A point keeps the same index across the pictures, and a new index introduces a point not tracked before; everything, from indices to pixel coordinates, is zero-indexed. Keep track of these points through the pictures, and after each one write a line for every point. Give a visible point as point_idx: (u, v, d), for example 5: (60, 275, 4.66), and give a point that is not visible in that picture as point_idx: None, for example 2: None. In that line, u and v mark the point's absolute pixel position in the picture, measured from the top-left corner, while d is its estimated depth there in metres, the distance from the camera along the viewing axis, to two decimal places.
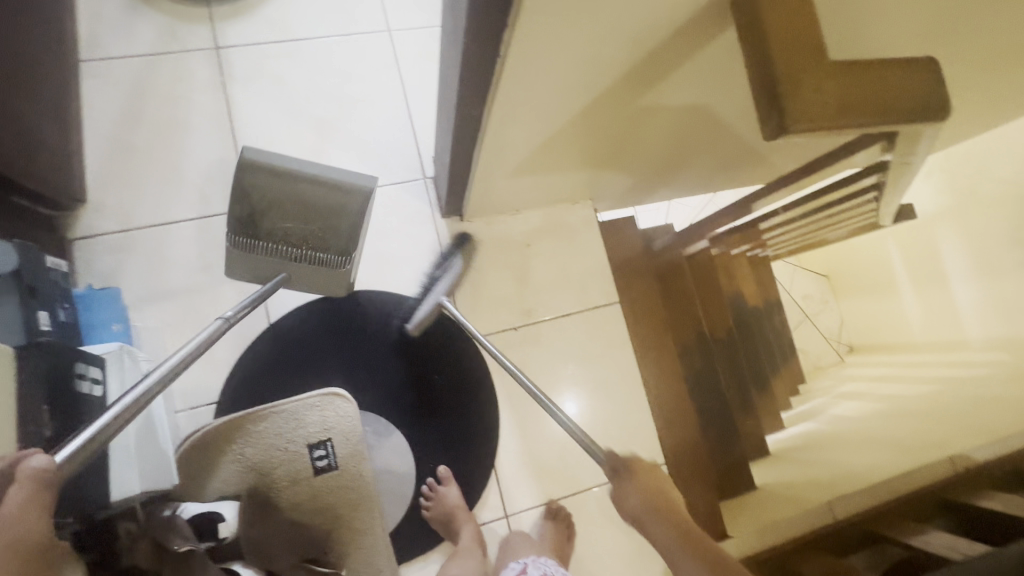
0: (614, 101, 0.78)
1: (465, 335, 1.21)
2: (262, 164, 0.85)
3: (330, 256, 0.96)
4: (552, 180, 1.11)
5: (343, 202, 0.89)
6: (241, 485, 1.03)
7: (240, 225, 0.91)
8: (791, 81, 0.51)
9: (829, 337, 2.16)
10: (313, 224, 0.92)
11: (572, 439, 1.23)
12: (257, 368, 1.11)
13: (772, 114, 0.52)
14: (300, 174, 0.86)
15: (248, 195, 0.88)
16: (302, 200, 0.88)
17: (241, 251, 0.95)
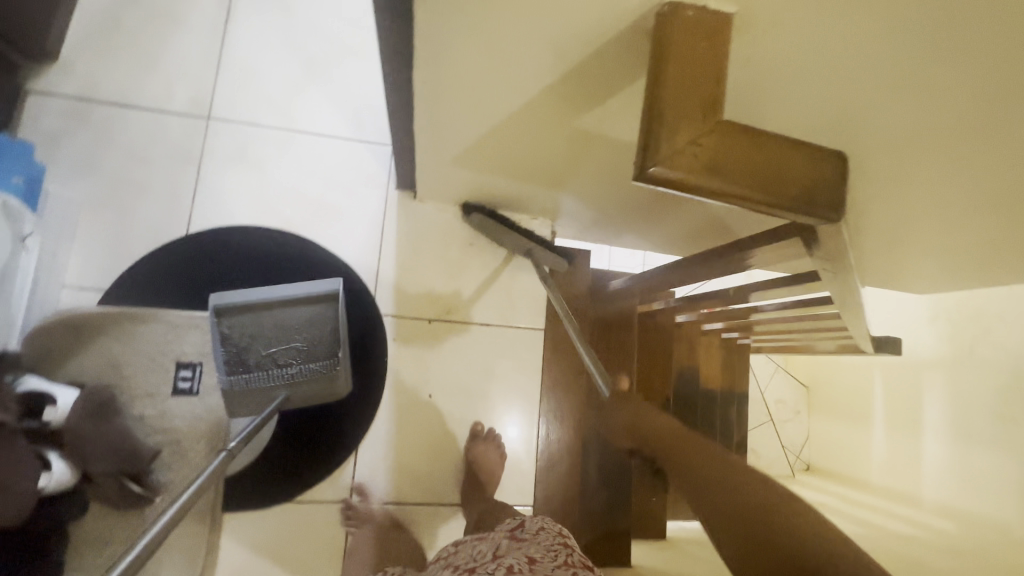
0: (548, 108, 0.74)
1: (376, 311, 1.18)
2: (235, 306, 0.95)
3: (322, 362, 1.02)
4: (502, 182, 1.07)
5: (317, 310, 0.98)
6: (94, 378, 1.01)
7: (229, 363, 0.98)
8: (672, 125, 0.47)
9: (789, 449, 1.86)
10: (298, 337, 0.99)
11: (445, 448, 1.18)
12: (158, 269, 1.09)
13: (642, 153, 0.48)
14: (270, 301, 0.95)
15: (228, 339, 0.97)
16: (280, 321, 0.97)
17: (238, 390, 1.00)
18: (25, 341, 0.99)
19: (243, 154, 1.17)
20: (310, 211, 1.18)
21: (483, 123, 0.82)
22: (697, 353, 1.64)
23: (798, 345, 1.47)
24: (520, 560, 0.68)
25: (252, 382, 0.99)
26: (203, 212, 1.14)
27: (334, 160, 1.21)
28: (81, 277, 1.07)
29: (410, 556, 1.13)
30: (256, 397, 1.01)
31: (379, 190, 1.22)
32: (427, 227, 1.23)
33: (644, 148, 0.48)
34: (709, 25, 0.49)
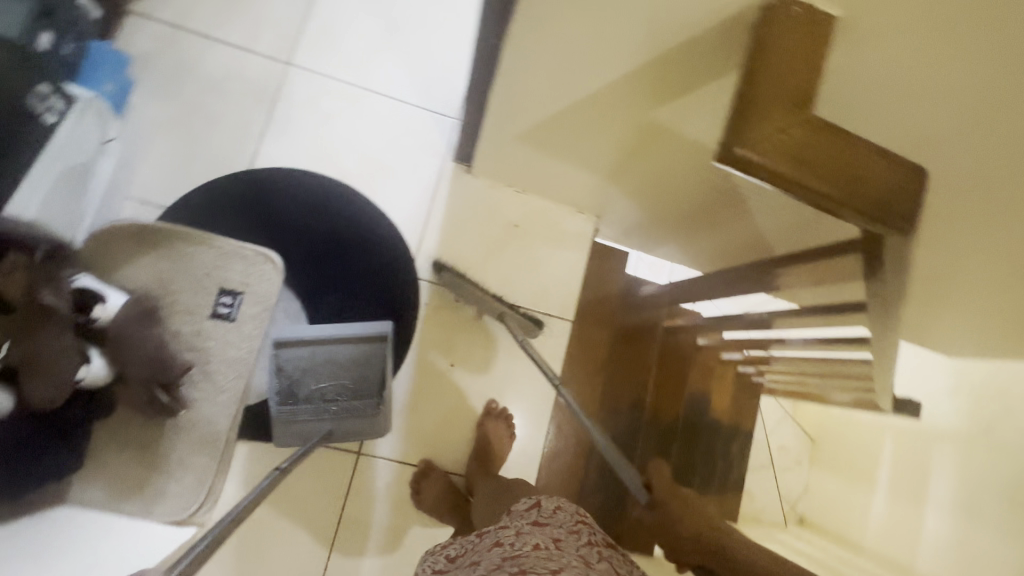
0: (626, 94, 0.76)
1: (413, 274, 1.21)
2: (292, 340, 0.99)
3: (368, 405, 1.01)
4: (557, 168, 1.09)
5: (368, 352, 0.99)
6: (143, 287, 1.06)
7: (280, 397, 0.99)
8: (764, 112, 0.49)
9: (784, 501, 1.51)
10: (346, 377, 0.99)
11: (456, 418, 1.20)
12: (218, 197, 1.14)
13: (730, 135, 0.50)
14: (325, 339, 0.98)
15: (280, 371, 0.99)
16: (332, 359, 0.98)
17: (282, 422, 1.01)
18: (85, 241, 1.03)
19: (313, 102, 1.21)
20: (367, 167, 1.22)
21: (557, 102, 0.84)
22: (716, 383, 1.40)
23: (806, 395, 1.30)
24: (544, 539, 0.71)
25: (296, 416, 0.99)
26: (267, 151, 1.18)
27: (398, 123, 1.24)
28: (146, 192, 1.12)
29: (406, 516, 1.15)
30: (299, 432, 1.02)
31: (435, 159, 1.25)
32: (475, 202, 1.26)
33: (733, 130, 0.50)
34: (814, 24, 0.50)
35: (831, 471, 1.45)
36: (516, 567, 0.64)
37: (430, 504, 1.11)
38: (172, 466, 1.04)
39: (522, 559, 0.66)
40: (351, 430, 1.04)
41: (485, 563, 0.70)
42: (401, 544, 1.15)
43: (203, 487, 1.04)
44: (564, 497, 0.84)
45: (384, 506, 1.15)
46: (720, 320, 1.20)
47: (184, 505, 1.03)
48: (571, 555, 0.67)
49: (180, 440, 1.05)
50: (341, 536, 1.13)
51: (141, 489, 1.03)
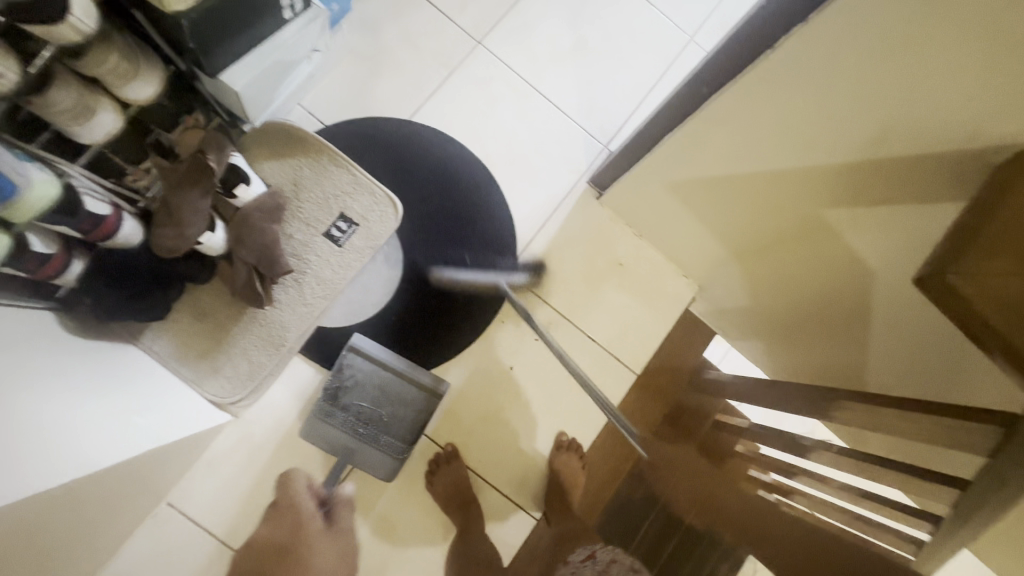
0: (809, 182, 0.76)
1: (510, 270, 1.22)
2: (362, 353, 1.10)
3: (392, 441, 1.09)
4: (689, 226, 1.09)
5: (416, 396, 1.10)
6: (278, 185, 1.12)
7: (325, 393, 1.08)
8: (983, 250, 0.48)
9: None
10: (387, 409, 1.09)
11: (493, 420, 1.19)
12: (372, 134, 1.21)
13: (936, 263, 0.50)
14: (390, 366, 1.10)
15: (339, 374, 1.09)
16: (385, 387, 1.10)
17: (314, 419, 1.08)
18: (252, 127, 1.12)
19: (486, 84, 1.27)
20: (509, 159, 1.26)
21: (734, 166, 0.85)
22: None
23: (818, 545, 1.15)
24: None
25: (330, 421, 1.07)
26: (428, 109, 1.24)
27: (552, 130, 1.28)
28: (315, 105, 1.20)
29: (413, 490, 1.14)
30: (322, 437, 1.08)
31: (572, 175, 1.28)
32: (592, 228, 1.27)
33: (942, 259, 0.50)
34: None
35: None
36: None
37: (438, 491, 1.12)
38: (234, 351, 1.08)
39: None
40: (356, 460, 1.09)
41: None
42: (398, 515, 1.13)
43: (251, 382, 1.08)
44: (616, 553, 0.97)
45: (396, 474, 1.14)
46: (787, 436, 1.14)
47: (229, 391, 1.07)
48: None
49: (250, 332, 1.09)
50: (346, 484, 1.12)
51: (200, 359, 1.07)
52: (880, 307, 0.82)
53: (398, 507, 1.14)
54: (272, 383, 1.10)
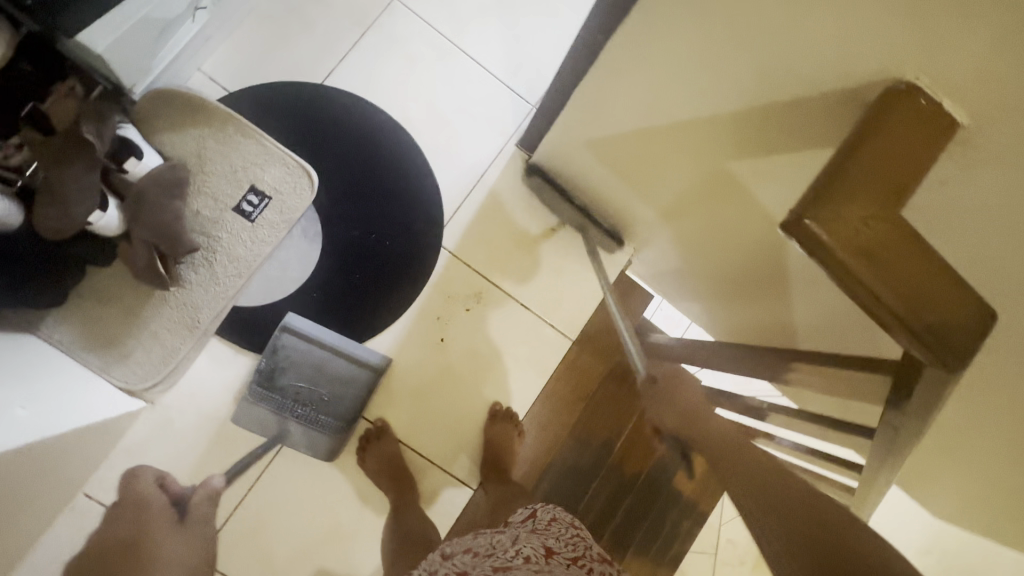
0: (708, 132, 0.72)
1: (437, 239, 1.18)
2: (296, 331, 1.07)
3: (328, 420, 1.09)
4: (613, 186, 1.05)
5: (354, 373, 1.10)
6: (180, 158, 1.06)
7: (259, 375, 1.06)
8: (846, 189, 0.46)
9: None
10: (324, 388, 1.09)
11: (427, 394, 1.17)
12: (282, 100, 1.14)
13: (806, 198, 0.46)
14: (326, 344, 1.09)
15: (271, 354, 1.07)
16: (321, 365, 1.08)
17: (249, 401, 1.07)
18: (145, 96, 1.04)
19: (404, 43, 1.20)
20: (432, 123, 1.20)
21: (638, 120, 0.81)
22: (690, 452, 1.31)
23: None
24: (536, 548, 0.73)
25: (265, 402, 1.06)
26: (343, 72, 1.17)
27: (476, 90, 1.22)
28: (217, 71, 1.12)
29: (346, 468, 1.12)
30: (259, 419, 1.07)
31: (499, 138, 1.23)
32: (522, 193, 1.22)
33: (806, 198, 0.46)
34: (937, 120, 0.47)
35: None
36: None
37: (370, 467, 1.10)
38: (145, 335, 1.04)
39: (514, 571, 0.67)
40: (292, 440, 1.08)
41: (477, 571, 0.71)
42: (331, 494, 1.11)
43: (165, 367, 1.04)
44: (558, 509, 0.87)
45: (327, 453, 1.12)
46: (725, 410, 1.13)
47: (142, 377, 1.03)
48: (558, 568, 0.68)
49: (160, 314, 1.04)
50: (275, 465, 1.09)
51: (109, 346, 1.03)
52: (792, 259, 0.81)
53: (331, 486, 1.11)
54: (189, 366, 1.06)
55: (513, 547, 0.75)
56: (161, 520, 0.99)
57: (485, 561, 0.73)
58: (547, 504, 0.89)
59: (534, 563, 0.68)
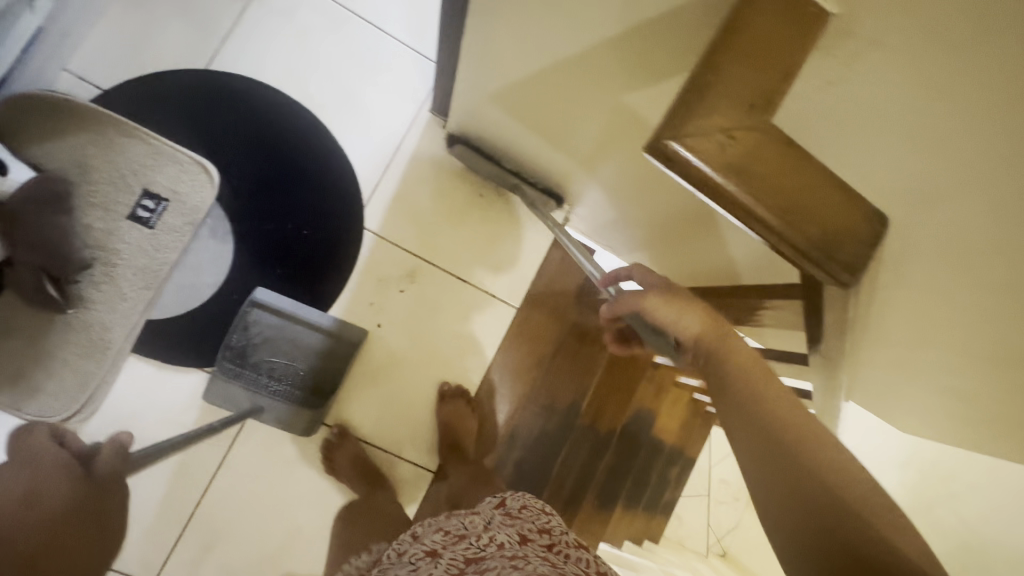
0: (596, 65, 0.67)
1: (360, 220, 1.12)
2: (269, 305, 1.03)
3: (306, 395, 1.05)
4: (531, 142, 0.99)
5: (333, 345, 1.07)
6: (59, 170, 0.97)
7: (230, 353, 1.02)
8: (704, 118, 0.42)
9: None
10: (300, 363, 1.05)
11: (372, 383, 1.13)
12: (163, 92, 1.04)
13: (666, 129, 0.42)
14: (301, 317, 1.04)
15: (242, 331, 1.02)
16: (295, 340, 1.04)
17: (221, 378, 1.02)
18: (5, 105, 0.94)
19: (292, 14, 1.11)
20: (336, 97, 1.12)
21: (528, 64, 0.75)
22: (666, 403, 1.32)
23: None
24: (510, 537, 0.65)
25: (237, 379, 1.02)
26: (228, 53, 1.08)
27: (379, 57, 1.14)
28: (87, 68, 1.02)
29: (297, 470, 1.08)
30: (232, 395, 1.03)
31: (411, 105, 1.15)
32: (443, 161, 1.16)
33: (664, 132, 0.42)
34: (800, 14, 0.44)
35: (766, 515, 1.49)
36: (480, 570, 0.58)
37: (342, 474, 1.06)
38: (53, 364, 0.97)
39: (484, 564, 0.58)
40: (266, 416, 1.05)
41: (447, 558, 0.64)
42: (286, 499, 1.08)
43: (82, 394, 0.97)
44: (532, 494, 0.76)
45: (273, 458, 1.08)
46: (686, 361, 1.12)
47: (57, 408, 0.96)
48: (534, 555, 0.60)
49: (67, 340, 0.98)
50: (221, 478, 1.05)
51: (16, 381, 0.96)
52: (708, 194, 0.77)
53: (284, 490, 1.08)
54: (109, 391, 1.00)
55: (487, 534, 0.67)
56: (59, 473, 0.83)
57: (456, 545, 0.66)
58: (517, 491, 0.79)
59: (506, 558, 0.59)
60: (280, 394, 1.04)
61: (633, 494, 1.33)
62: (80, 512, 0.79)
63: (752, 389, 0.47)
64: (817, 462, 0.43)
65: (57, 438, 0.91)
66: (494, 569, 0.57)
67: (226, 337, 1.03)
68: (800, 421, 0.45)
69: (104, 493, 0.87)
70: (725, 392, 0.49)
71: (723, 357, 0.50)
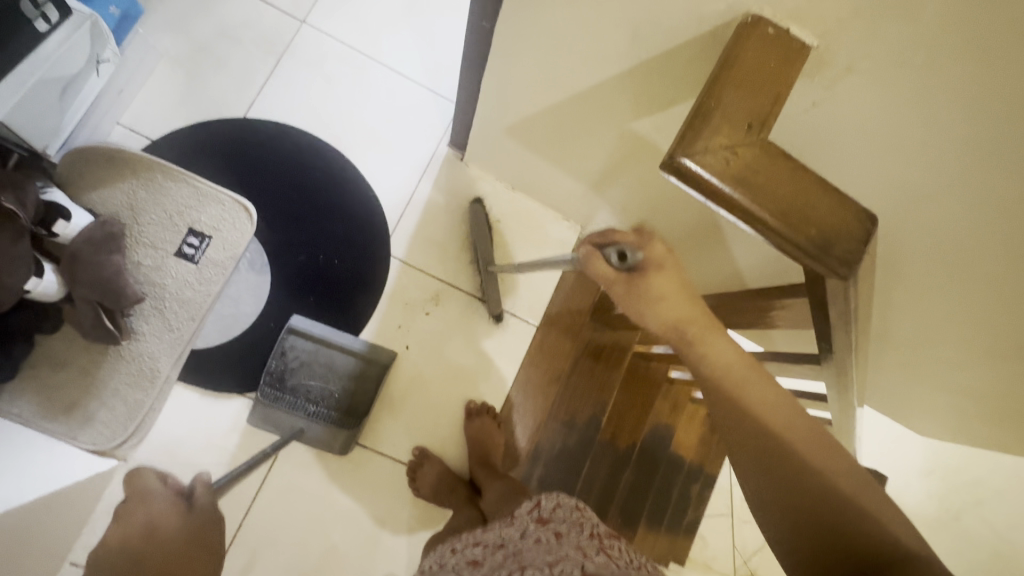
0: (606, 98, 0.75)
1: (387, 249, 1.19)
2: (305, 331, 1.09)
3: (340, 417, 1.10)
4: (547, 171, 1.07)
5: (364, 367, 1.12)
6: (111, 214, 1.06)
7: (269, 377, 1.07)
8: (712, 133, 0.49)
9: (739, 550, 1.56)
10: (334, 386, 1.10)
11: (401, 403, 1.18)
12: (206, 139, 1.14)
13: (682, 137, 0.49)
14: (333, 343, 1.10)
15: (281, 356, 1.08)
16: (329, 364, 1.10)
17: (261, 402, 1.07)
18: (65, 157, 1.04)
19: (320, 64, 1.21)
20: (362, 137, 1.21)
21: (542, 100, 0.83)
22: (684, 418, 1.36)
23: None
24: (547, 533, 0.67)
25: (276, 404, 1.07)
26: (264, 102, 1.18)
27: (400, 98, 1.24)
28: (136, 121, 1.12)
29: (334, 492, 1.12)
30: (271, 419, 1.08)
31: (431, 141, 1.24)
32: (462, 191, 1.24)
33: (681, 142, 0.49)
34: (787, 47, 0.51)
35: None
36: (517, 561, 0.61)
37: (424, 489, 1.11)
38: (105, 395, 1.03)
39: (524, 555, 0.61)
40: (303, 438, 1.09)
41: (490, 560, 0.65)
42: (322, 521, 1.11)
43: (131, 422, 1.03)
44: (563, 494, 0.78)
45: (308, 479, 1.12)
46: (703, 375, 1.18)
47: (109, 436, 1.02)
48: (571, 546, 0.62)
49: (118, 370, 1.04)
50: (260, 500, 1.09)
51: (71, 411, 1.02)
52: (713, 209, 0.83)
53: (321, 512, 1.11)
54: (156, 418, 1.05)
55: (523, 533, 0.69)
56: (172, 516, 0.95)
57: (498, 552, 0.67)
58: (550, 492, 0.78)
59: (544, 549, 0.62)
60: (317, 417, 1.09)
61: (658, 511, 1.35)
62: (191, 541, 0.93)
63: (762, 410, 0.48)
64: (823, 481, 0.46)
65: (164, 477, 1.02)
66: (530, 557, 0.60)
67: (265, 363, 1.09)
68: (803, 441, 0.47)
69: (203, 526, 0.96)
70: (725, 398, 0.50)
71: (729, 376, 0.50)
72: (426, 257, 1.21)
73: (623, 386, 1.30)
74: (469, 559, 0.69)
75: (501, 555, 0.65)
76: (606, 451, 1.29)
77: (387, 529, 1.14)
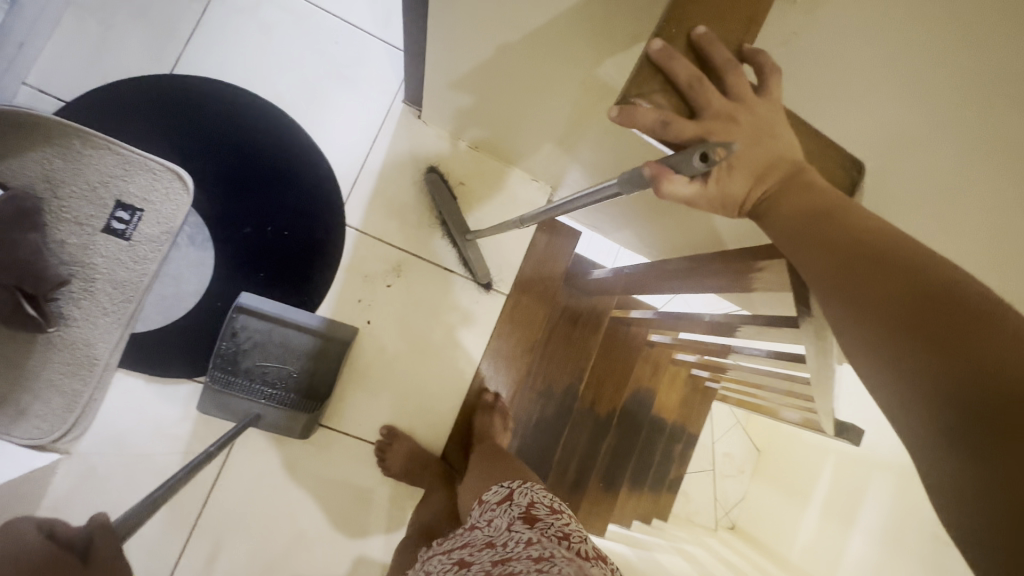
0: (561, 37, 0.65)
1: (342, 217, 1.10)
2: (256, 309, 1.01)
3: (301, 399, 1.03)
4: (507, 127, 0.99)
5: (325, 344, 1.05)
6: (25, 187, 0.95)
7: (220, 360, 0.99)
8: (703, 91, 0.40)
9: (719, 504, 1.58)
10: (292, 366, 1.03)
11: (365, 381, 1.12)
12: (127, 100, 1.02)
13: (698, 131, 0.40)
14: (290, 320, 1.03)
15: (231, 338, 1.00)
16: (285, 343, 1.02)
17: (213, 388, 1.00)
18: None
19: (252, 10, 1.09)
20: (305, 94, 1.10)
21: (490, 44, 0.74)
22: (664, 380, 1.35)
23: (761, 402, 1.18)
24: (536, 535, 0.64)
25: (230, 389, 1.00)
26: (190, 56, 1.05)
27: (346, 48, 1.12)
28: (46, 81, 1.00)
29: (299, 474, 1.08)
30: (227, 405, 1.01)
31: (384, 96, 1.13)
32: (421, 152, 1.14)
33: (700, 138, 0.40)
34: None
35: (770, 484, 1.51)
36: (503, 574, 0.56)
37: (394, 468, 1.07)
38: (37, 385, 0.95)
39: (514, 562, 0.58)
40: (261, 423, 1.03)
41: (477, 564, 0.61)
42: (288, 503, 1.07)
43: (70, 414, 0.96)
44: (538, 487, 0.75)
45: (269, 463, 1.06)
46: (679, 340, 1.14)
47: (47, 429, 0.95)
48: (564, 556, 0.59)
49: (51, 359, 0.96)
50: (219, 487, 1.04)
51: None
52: None
53: (288, 495, 1.07)
54: (99, 408, 0.98)
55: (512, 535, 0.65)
56: None
57: (486, 550, 0.63)
58: (527, 484, 0.77)
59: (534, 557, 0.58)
60: (276, 402, 1.02)
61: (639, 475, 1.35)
62: None
63: (850, 235, 0.41)
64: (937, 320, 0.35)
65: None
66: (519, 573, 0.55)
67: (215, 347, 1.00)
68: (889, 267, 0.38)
69: None
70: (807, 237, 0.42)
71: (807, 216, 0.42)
72: (386, 226, 1.13)
73: (600, 351, 1.26)
74: (456, 562, 0.65)
75: (488, 563, 0.60)
76: (586, 418, 1.26)
77: (357, 508, 1.10)
